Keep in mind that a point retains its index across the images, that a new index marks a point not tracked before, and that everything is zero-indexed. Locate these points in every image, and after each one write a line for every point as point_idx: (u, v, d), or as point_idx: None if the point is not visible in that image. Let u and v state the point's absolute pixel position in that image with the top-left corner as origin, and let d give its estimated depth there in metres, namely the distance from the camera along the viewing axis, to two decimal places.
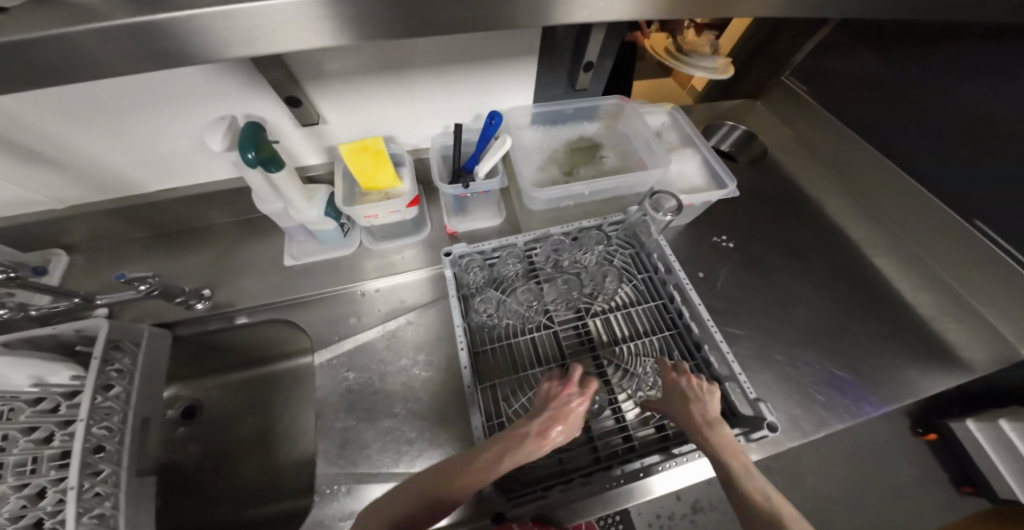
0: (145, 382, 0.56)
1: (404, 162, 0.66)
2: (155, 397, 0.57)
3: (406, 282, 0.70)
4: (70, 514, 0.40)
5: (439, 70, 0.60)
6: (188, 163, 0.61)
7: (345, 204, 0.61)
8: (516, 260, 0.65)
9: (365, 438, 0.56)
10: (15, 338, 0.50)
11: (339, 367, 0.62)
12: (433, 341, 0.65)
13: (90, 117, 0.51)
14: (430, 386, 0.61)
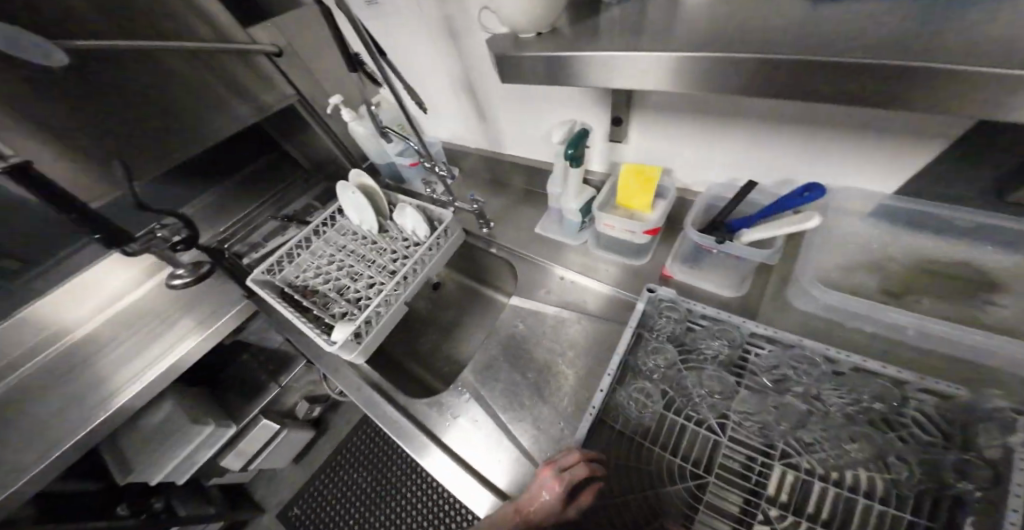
0: (442, 258, 0.89)
1: (666, 195, 0.66)
2: (437, 267, 0.89)
3: (595, 291, 0.75)
4: (370, 307, 0.73)
5: (763, 128, 0.55)
6: (525, 143, 0.87)
7: (597, 206, 0.66)
8: (719, 343, 0.56)
9: (496, 376, 0.69)
10: (420, 205, 0.93)
11: (516, 319, 0.76)
12: (588, 351, 0.68)
13: (503, 103, 0.79)
14: (560, 382, 0.65)
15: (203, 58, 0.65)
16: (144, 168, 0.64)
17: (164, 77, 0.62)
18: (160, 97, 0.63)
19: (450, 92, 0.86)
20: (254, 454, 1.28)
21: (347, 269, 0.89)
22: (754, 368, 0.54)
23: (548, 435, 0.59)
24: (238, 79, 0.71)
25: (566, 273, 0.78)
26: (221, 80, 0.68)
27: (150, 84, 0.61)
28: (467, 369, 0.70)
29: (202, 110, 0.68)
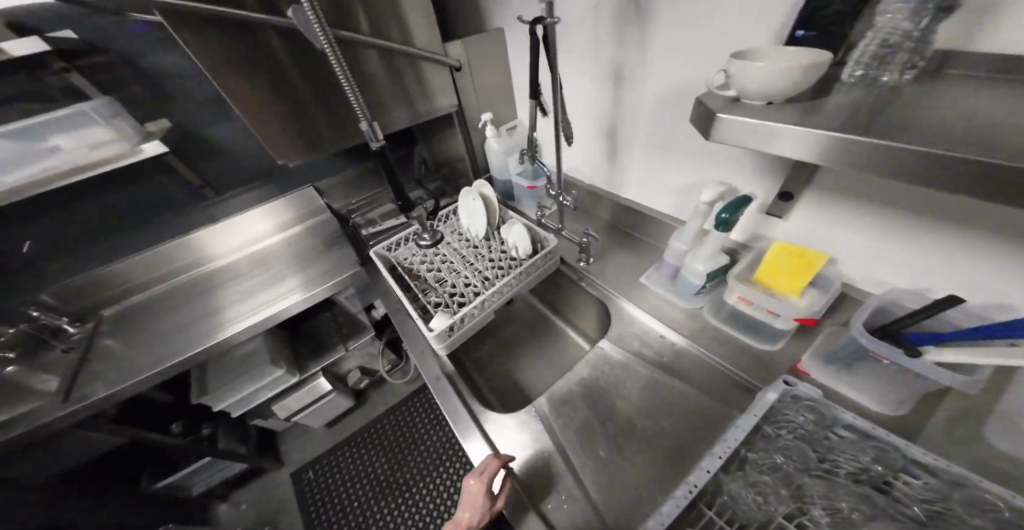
0: (537, 278, 0.90)
1: (827, 287, 0.57)
2: (528, 286, 0.90)
3: (698, 360, 0.67)
4: (468, 304, 0.76)
5: (987, 241, 0.44)
6: (649, 189, 0.83)
7: (735, 278, 0.62)
8: (865, 460, 0.47)
9: (572, 412, 0.66)
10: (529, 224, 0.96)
11: (599, 364, 0.72)
12: (676, 425, 0.61)
13: (641, 151, 0.79)
14: (639, 448, 0.60)
15: (403, 72, 0.89)
16: (336, 138, 0.90)
17: (375, 85, 0.88)
18: (366, 94, 0.87)
19: (588, 129, 0.90)
20: (300, 408, 1.37)
21: (448, 263, 0.96)
22: (909, 506, 0.43)
23: (617, 497, 0.55)
24: (423, 87, 0.94)
25: (666, 331, 0.71)
26: (406, 92, 0.92)
27: (365, 82, 0.86)
28: (545, 396, 0.69)
29: (388, 108, 0.92)
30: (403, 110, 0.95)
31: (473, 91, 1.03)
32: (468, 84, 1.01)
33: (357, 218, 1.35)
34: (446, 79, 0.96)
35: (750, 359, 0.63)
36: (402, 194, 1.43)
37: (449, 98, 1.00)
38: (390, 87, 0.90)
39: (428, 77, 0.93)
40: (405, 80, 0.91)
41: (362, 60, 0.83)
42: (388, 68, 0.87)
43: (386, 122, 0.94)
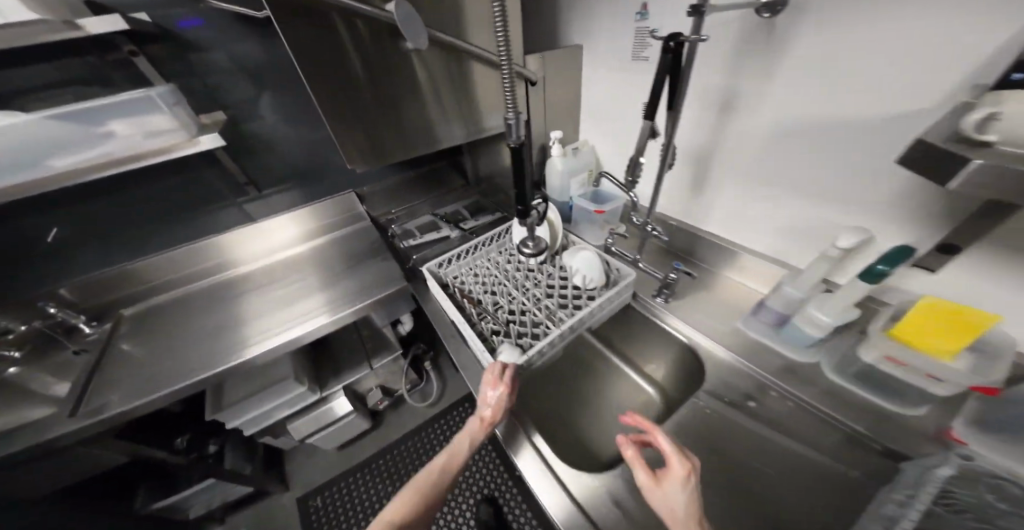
0: (607, 314, 0.81)
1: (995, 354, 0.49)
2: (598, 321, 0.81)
3: (818, 425, 0.58)
4: (544, 342, 0.66)
5: None
6: (741, 223, 0.75)
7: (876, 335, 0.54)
8: None
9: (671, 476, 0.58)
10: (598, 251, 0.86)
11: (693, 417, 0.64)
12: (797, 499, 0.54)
13: (739, 186, 0.72)
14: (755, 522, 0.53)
15: (475, 84, 0.85)
16: (393, 147, 0.83)
17: (445, 94, 0.83)
18: (433, 103, 0.82)
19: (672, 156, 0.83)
20: (318, 428, 1.26)
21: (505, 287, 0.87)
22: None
23: None
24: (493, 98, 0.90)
25: (774, 386, 0.63)
26: (469, 105, 0.88)
27: (437, 90, 0.81)
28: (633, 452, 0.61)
29: (450, 120, 0.87)
30: (463, 125, 0.90)
31: (541, 108, 0.98)
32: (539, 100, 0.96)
33: (393, 228, 1.28)
34: (517, 92, 0.92)
35: (886, 430, 0.55)
36: (442, 206, 1.36)
37: (515, 112, 0.95)
38: (460, 98, 0.85)
39: (498, 91, 0.90)
40: (476, 93, 0.87)
41: (441, 67, 0.79)
42: (463, 77, 0.83)
43: (443, 135, 0.88)
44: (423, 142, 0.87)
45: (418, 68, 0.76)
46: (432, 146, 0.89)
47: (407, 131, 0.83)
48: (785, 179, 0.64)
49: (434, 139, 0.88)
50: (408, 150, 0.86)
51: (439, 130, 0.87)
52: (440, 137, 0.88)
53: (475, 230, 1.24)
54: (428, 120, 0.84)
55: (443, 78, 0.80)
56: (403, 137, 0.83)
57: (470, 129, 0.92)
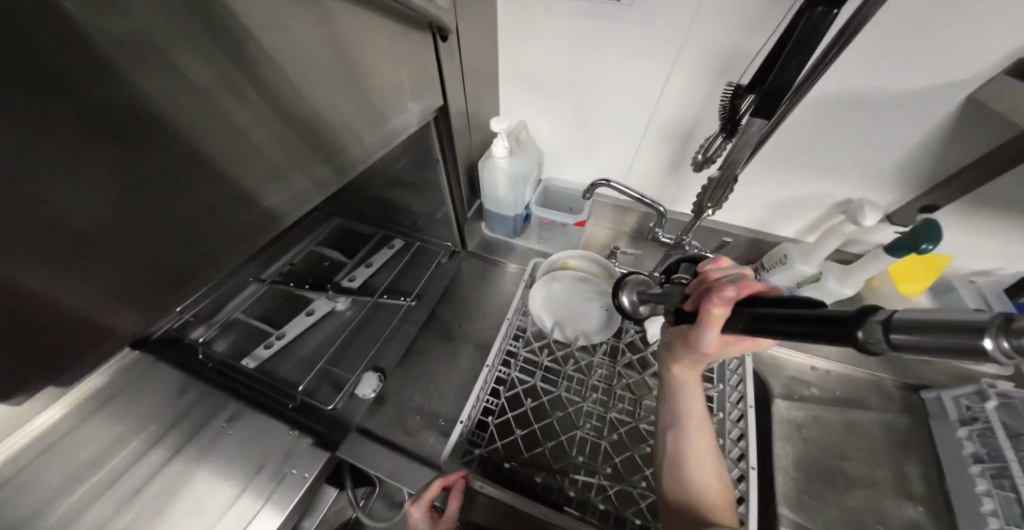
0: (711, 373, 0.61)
1: (957, 290, 0.58)
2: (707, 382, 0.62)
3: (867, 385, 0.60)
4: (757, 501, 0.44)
5: None
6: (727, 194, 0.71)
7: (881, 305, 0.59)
8: None
9: (799, 482, 0.53)
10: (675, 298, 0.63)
11: (786, 419, 0.58)
12: (887, 455, 0.54)
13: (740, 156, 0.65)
14: (883, 495, 0.51)
15: (323, 60, 0.34)
16: (120, 287, 0.27)
17: (264, 102, 0.30)
18: (232, 134, 0.29)
19: (664, 133, 0.65)
20: None
21: (581, 406, 0.57)
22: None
23: None
24: (376, 78, 0.42)
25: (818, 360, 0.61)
26: (322, 121, 0.36)
27: (244, 98, 0.29)
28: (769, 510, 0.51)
29: (278, 168, 0.34)
30: (317, 166, 0.38)
31: (461, 83, 0.59)
32: (454, 62, 0.55)
33: (206, 335, 0.66)
34: (408, 62, 0.47)
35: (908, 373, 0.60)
36: (293, 257, 0.80)
37: (421, 103, 0.52)
38: (296, 103, 0.33)
39: (367, 68, 0.40)
40: (323, 83, 0.35)
41: (248, 19, 0.27)
42: (298, 44, 0.31)
43: (269, 205, 0.34)
44: (217, 240, 0.31)
45: (162, 33, 0.22)
46: (247, 244, 0.34)
47: (163, 231, 0.27)
48: (791, 156, 0.61)
49: (252, 223, 0.34)
50: (187, 274, 0.30)
51: (253, 204, 0.33)
52: (265, 214, 0.34)
53: (377, 284, 0.79)
54: (229, 180, 0.30)
55: (252, 60, 0.28)
56: (151, 250, 0.27)
57: (332, 174, 0.40)
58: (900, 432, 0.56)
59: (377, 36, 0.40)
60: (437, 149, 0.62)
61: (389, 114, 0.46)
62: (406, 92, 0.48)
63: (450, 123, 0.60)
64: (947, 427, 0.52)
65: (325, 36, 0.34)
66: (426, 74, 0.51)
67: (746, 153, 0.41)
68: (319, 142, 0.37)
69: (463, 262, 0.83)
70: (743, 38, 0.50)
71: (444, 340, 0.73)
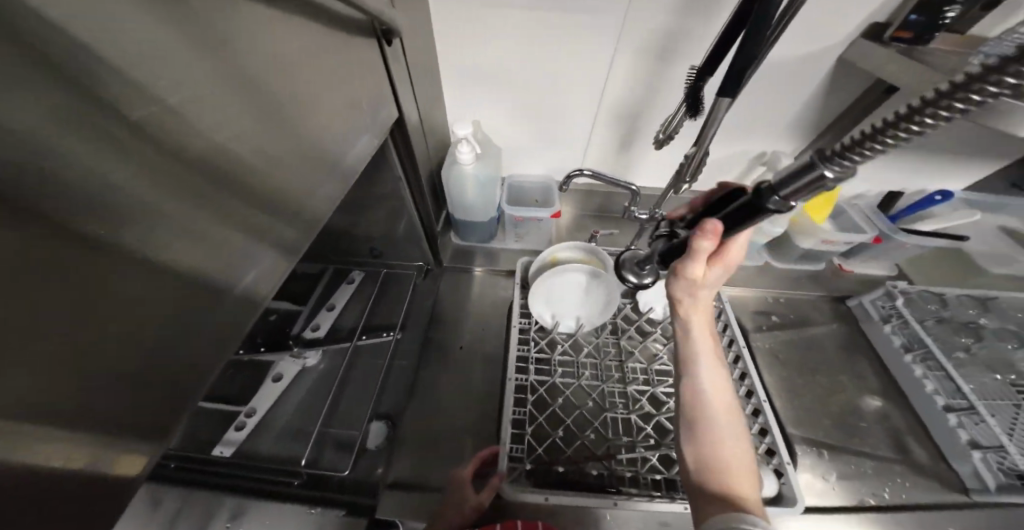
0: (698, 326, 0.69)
1: (848, 211, 0.72)
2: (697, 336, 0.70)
3: (801, 303, 0.76)
4: (776, 430, 0.53)
5: (944, 155, 0.66)
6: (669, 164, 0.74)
7: (805, 236, 0.70)
8: (947, 306, 0.67)
9: (776, 395, 0.66)
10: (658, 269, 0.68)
11: (756, 347, 0.70)
12: (824, 356, 0.71)
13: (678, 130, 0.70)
14: (827, 387, 0.67)
15: (254, 98, 0.26)
16: (97, 451, 0.21)
17: (195, 174, 0.22)
18: (171, 229, 0.22)
19: (612, 116, 0.67)
20: None
21: (603, 389, 0.60)
22: (996, 308, 0.67)
23: (865, 447, 0.61)
24: (325, 102, 0.34)
25: (766, 292, 0.75)
26: (269, 175, 0.29)
27: (171, 175, 0.21)
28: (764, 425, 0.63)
29: (240, 246, 0.27)
30: (280, 227, 0.31)
31: (410, 89, 0.52)
32: (402, 70, 0.49)
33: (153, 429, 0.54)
34: (352, 78, 0.38)
35: (830, 287, 0.77)
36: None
37: (373, 122, 0.44)
38: (232, 162, 0.25)
39: (307, 94, 0.32)
40: (260, 128, 0.27)
41: (141, 72, 0.18)
42: (218, 87, 0.23)
43: (243, 287, 0.28)
44: (197, 351, 0.25)
45: (34, 128, 0.15)
46: (234, 339, 0.28)
47: (121, 378, 0.21)
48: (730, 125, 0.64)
49: (230, 316, 0.27)
50: (176, 407, 0.25)
51: (224, 295, 0.26)
52: (241, 298, 0.28)
53: (348, 325, 0.70)
54: (186, 286, 0.23)
55: (168, 124, 0.20)
56: (108, 406, 0.21)
57: (298, 227, 0.33)
58: (828, 337, 0.73)
59: (315, 51, 0.32)
60: (397, 168, 0.56)
61: (344, 145, 0.39)
62: (357, 118, 0.41)
63: (407, 137, 0.53)
64: (874, 326, 0.71)
65: (250, 66, 0.25)
66: (378, 86, 0.44)
67: (716, 128, 0.45)
68: (276, 197, 0.30)
69: (439, 278, 0.79)
70: (681, 19, 0.52)
71: (446, 365, 0.69)
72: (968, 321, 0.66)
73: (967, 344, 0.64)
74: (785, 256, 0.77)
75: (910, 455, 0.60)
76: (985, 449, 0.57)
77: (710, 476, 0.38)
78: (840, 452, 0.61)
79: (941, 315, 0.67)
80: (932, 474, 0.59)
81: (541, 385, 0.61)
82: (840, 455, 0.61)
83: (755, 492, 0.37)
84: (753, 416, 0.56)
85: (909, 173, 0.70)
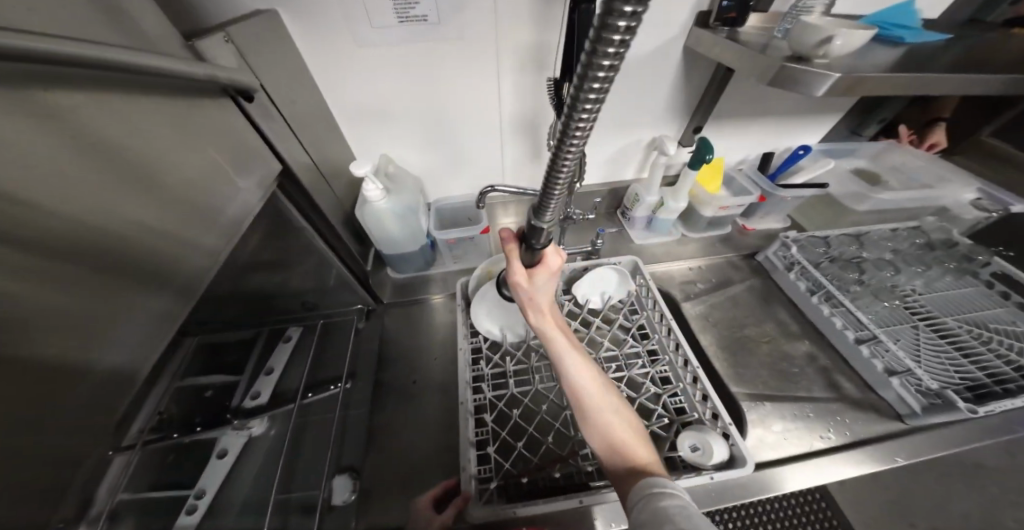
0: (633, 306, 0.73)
1: (736, 177, 0.81)
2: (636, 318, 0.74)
3: (722, 267, 0.83)
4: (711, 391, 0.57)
5: (793, 116, 0.76)
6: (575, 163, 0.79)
7: (705, 207, 0.77)
8: (834, 249, 0.78)
9: (715, 358, 0.72)
10: (587, 264, 0.72)
11: (690, 316, 0.76)
12: (748, 311, 0.78)
13: None
14: (755, 339, 0.74)
15: (88, 185, 0.28)
16: None
17: (22, 271, 0.24)
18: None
19: (507, 130, 0.71)
20: None
21: (557, 388, 0.62)
22: (869, 242, 0.78)
23: (798, 390, 0.68)
24: (165, 151, 0.34)
25: (688, 265, 0.82)
26: (125, 252, 0.30)
27: None
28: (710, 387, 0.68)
29: (95, 327, 0.29)
30: (146, 296, 0.32)
31: (292, 138, 0.52)
32: (276, 122, 0.49)
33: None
34: (204, 127, 0.39)
35: (741, 247, 0.85)
36: (157, 403, 0.61)
37: (253, 177, 0.46)
38: (69, 247, 0.27)
39: (157, 167, 0.33)
40: (100, 208, 0.29)
41: None
42: (36, 185, 0.25)
43: (110, 368, 0.30)
44: (68, 439, 0.27)
45: None
46: (111, 417, 0.30)
47: None
48: (614, 122, 0.70)
49: (105, 397, 0.29)
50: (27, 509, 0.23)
51: (89, 379, 0.28)
52: (113, 378, 0.30)
53: (292, 385, 0.67)
54: (36, 376, 0.25)
55: None
56: None
57: (172, 293, 0.35)
58: (749, 293, 0.80)
59: (139, 101, 0.32)
60: (299, 218, 0.56)
61: (219, 204, 0.40)
62: (232, 176, 0.42)
63: (299, 184, 0.54)
64: (782, 275, 0.79)
65: (75, 160, 0.27)
66: (247, 141, 0.45)
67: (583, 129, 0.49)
68: (110, 248, 0.29)
69: (382, 316, 0.78)
70: (536, 34, 0.57)
71: (402, 404, 0.68)
72: (852, 257, 0.77)
73: (857, 278, 0.74)
74: (696, 227, 0.85)
75: (842, 391, 0.68)
76: (898, 370, 0.64)
77: (623, 462, 0.40)
78: (778, 399, 0.67)
79: (832, 256, 0.77)
80: (852, 397, 0.66)
81: (500, 399, 0.62)
82: (784, 404, 0.67)
83: (654, 453, 0.41)
84: (694, 383, 0.60)
85: (774, 136, 0.80)
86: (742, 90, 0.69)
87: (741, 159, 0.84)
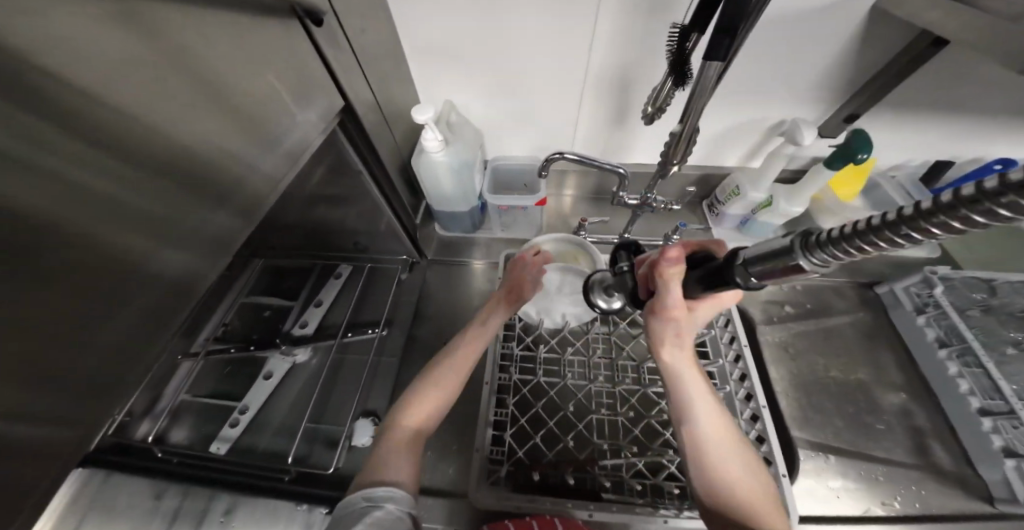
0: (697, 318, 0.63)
1: (886, 185, 0.63)
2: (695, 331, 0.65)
3: (820, 291, 0.68)
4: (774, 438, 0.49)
5: (1006, 114, 0.54)
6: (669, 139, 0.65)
7: (826, 220, 0.62)
8: (995, 297, 0.58)
9: (780, 391, 0.61)
10: None
11: (764, 338, 0.65)
12: (840, 347, 0.64)
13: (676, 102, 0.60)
14: (838, 382, 0.61)
15: (161, 93, 0.25)
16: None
17: (107, 179, 0.23)
18: (87, 226, 0.22)
19: (595, 88, 0.59)
20: None
21: (590, 389, 0.56)
22: None
23: (877, 452, 0.56)
24: (239, 60, 0.31)
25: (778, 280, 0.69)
26: (190, 170, 0.28)
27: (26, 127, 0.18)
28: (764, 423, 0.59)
29: (161, 242, 0.27)
30: (206, 215, 0.31)
31: (358, 74, 0.48)
32: (342, 53, 0.44)
33: (156, 429, 0.62)
34: (282, 44, 0.35)
35: (855, 272, 0.69)
36: (224, 315, 0.71)
37: (316, 108, 0.42)
38: (149, 159, 0.25)
39: (223, 77, 0.30)
40: (170, 119, 0.26)
41: None
42: (114, 91, 0.22)
43: (169, 275, 0.29)
44: (129, 336, 0.26)
45: None
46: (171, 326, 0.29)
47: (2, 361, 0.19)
48: (739, 90, 0.55)
49: (164, 302, 0.28)
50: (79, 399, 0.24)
51: (154, 283, 0.27)
52: (172, 285, 0.29)
53: (336, 322, 0.72)
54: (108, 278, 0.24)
55: (55, 118, 0.19)
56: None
57: (233, 214, 0.33)
58: (848, 327, 0.65)
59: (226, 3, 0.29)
60: (358, 162, 0.53)
61: (285, 129, 0.37)
62: (295, 99, 0.38)
63: (362, 127, 0.50)
64: (906, 316, 0.63)
65: (148, 63, 0.24)
66: (313, 70, 0.40)
67: (707, 98, 0.37)
68: (177, 159, 0.27)
69: (425, 271, 0.77)
70: None
71: (431, 359, 0.69)
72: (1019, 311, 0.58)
73: (1016, 338, 0.56)
74: None
75: (934, 463, 0.55)
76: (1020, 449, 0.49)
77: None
78: (846, 454, 0.56)
79: (988, 305, 0.58)
80: (948, 477, 0.54)
81: (525, 384, 0.59)
82: (851, 459, 0.56)
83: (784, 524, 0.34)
84: (751, 422, 0.51)
85: (959, 138, 0.59)
86: (943, 72, 0.49)
87: (897, 164, 0.64)
